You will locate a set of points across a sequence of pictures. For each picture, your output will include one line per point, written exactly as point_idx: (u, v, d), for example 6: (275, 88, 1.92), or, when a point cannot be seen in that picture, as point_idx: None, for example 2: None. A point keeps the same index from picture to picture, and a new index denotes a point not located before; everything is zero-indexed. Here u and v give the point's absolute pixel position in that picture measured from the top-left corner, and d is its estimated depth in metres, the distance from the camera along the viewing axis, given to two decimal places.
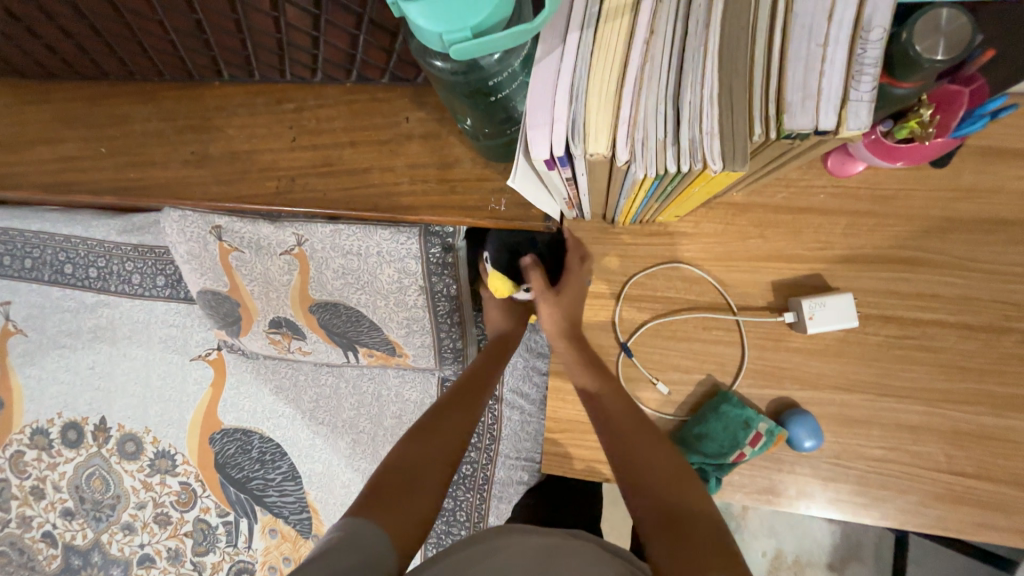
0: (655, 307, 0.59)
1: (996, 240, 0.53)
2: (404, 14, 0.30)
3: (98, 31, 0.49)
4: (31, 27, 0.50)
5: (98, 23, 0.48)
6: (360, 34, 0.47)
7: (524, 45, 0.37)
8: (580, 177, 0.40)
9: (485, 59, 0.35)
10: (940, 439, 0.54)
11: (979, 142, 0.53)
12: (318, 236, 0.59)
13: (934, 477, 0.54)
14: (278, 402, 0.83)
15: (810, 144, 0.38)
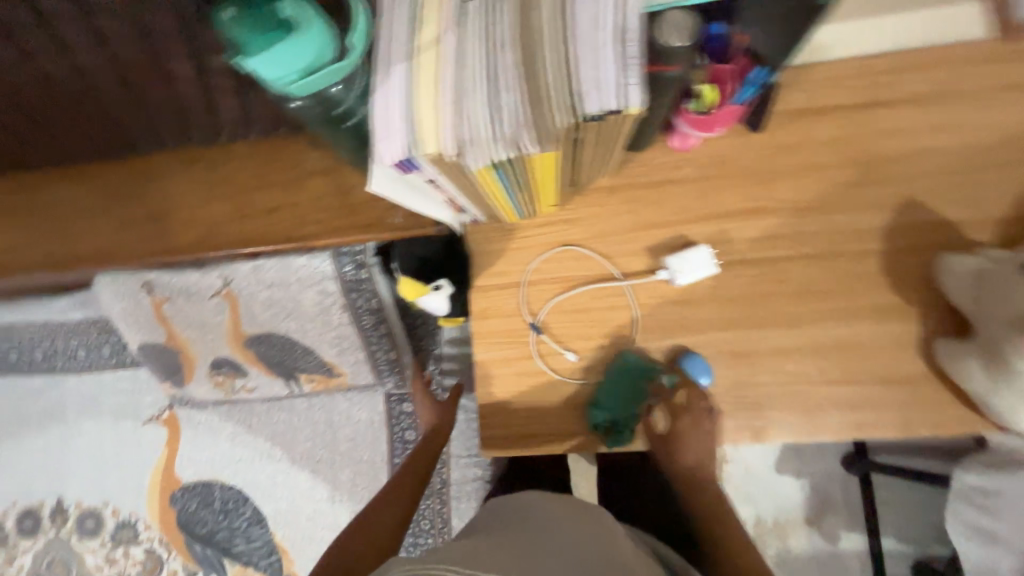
0: (554, 287, 0.67)
1: (816, 181, 0.64)
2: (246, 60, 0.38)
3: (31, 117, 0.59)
4: None
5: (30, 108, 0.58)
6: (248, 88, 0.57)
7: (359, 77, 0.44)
8: (436, 178, 0.47)
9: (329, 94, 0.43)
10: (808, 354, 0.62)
11: (781, 108, 0.65)
12: (241, 274, 0.64)
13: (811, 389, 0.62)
14: (234, 449, 0.85)
15: (616, 126, 0.48)
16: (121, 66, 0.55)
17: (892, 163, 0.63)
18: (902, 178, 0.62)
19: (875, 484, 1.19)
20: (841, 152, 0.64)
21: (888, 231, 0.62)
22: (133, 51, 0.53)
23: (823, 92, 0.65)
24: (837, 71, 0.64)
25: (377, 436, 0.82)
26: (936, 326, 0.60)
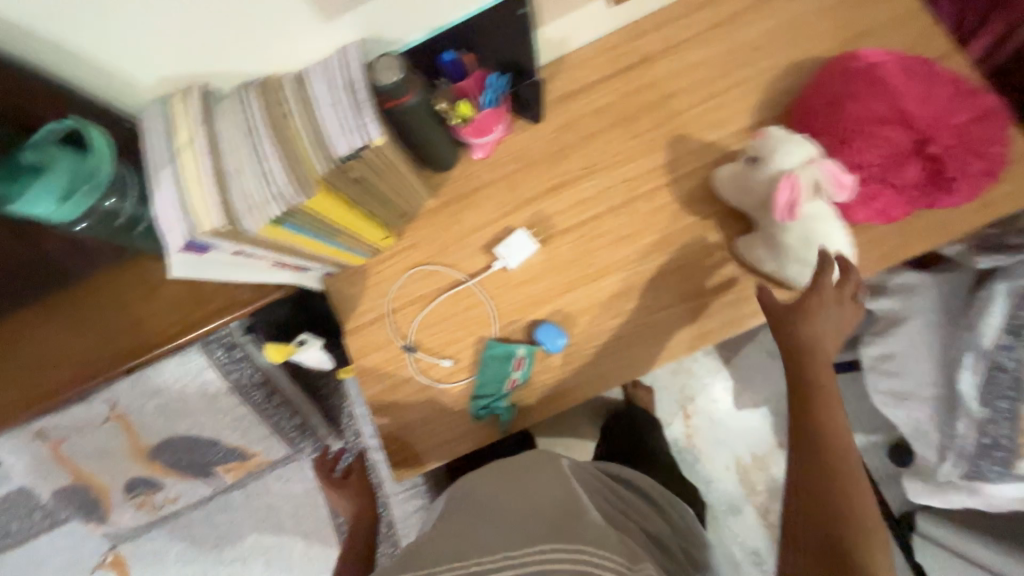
0: (415, 307, 0.73)
1: (599, 146, 0.73)
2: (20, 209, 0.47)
3: None
4: None
5: None
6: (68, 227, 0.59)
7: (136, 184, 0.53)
8: (235, 249, 0.53)
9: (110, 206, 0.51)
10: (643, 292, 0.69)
11: (551, 97, 0.75)
12: (123, 392, 0.67)
13: (654, 319, 0.68)
14: (187, 566, 0.86)
15: (383, 160, 0.58)
16: None
17: (655, 111, 0.73)
18: (666, 120, 0.72)
19: None
20: (613, 116, 0.74)
21: (670, 166, 0.71)
22: None
23: (581, 74, 0.75)
24: (587, 55, 0.75)
25: (315, 503, 0.86)
26: (734, 230, 0.68)
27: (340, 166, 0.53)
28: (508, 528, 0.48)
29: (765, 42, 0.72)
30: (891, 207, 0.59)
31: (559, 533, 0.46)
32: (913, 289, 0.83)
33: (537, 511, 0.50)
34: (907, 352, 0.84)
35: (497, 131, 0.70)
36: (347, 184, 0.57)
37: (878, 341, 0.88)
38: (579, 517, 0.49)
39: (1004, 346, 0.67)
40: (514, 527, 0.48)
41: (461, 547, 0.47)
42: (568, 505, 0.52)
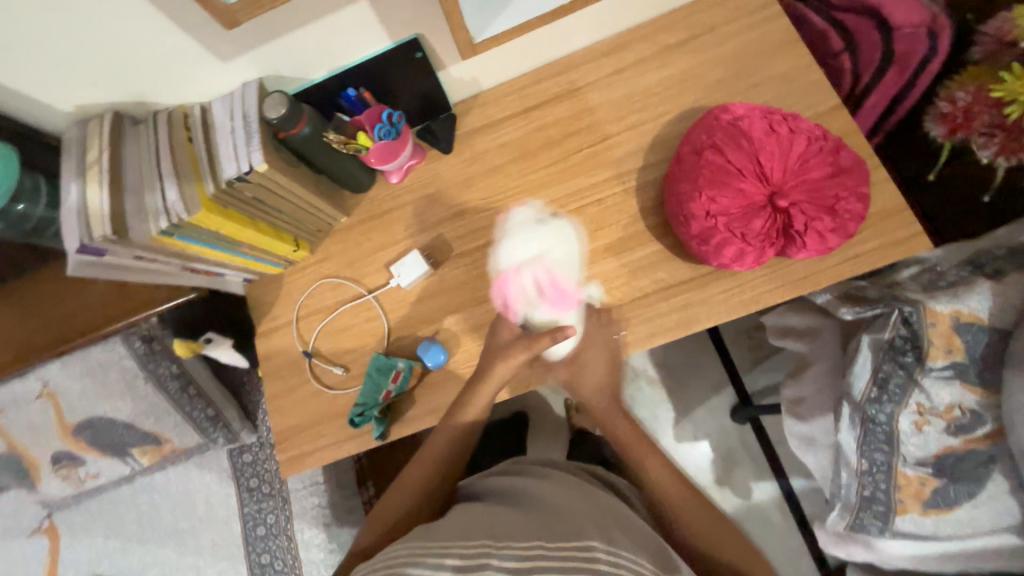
0: (320, 316, 0.79)
1: (499, 178, 0.78)
2: None
3: None
4: None
5: None
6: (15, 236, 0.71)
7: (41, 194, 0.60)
8: (132, 255, 0.61)
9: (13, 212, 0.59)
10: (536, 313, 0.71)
11: (463, 131, 0.80)
12: (54, 372, 0.76)
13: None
14: (108, 540, 0.93)
15: (275, 185, 0.64)
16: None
17: (555, 148, 0.78)
18: (564, 158, 0.77)
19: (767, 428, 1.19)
20: (516, 151, 0.79)
21: (561, 201, 0.76)
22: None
23: (493, 111, 0.80)
24: (500, 93, 0.81)
25: (227, 491, 0.93)
26: (612, 266, 0.72)
27: (230, 187, 0.60)
28: (529, 526, 0.54)
29: (661, 91, 0.76)
30: (745, 254, 0.62)
31: (576, 537, 0.53)
32: (817, 334, 0.84)
33: (553, 516, 0.57)
34: (813, 397, 0.83)
35: (405, 158, 0.76)
36: (243, 203, 0.63)
37: (791, 384, 0.87)
38: (593, 523, 0.57)
39: (874, 399, 0.68)
40: (535, 527, 0.54)
41: (489, 535, 0.52)
42: (578, 514, 0.58)
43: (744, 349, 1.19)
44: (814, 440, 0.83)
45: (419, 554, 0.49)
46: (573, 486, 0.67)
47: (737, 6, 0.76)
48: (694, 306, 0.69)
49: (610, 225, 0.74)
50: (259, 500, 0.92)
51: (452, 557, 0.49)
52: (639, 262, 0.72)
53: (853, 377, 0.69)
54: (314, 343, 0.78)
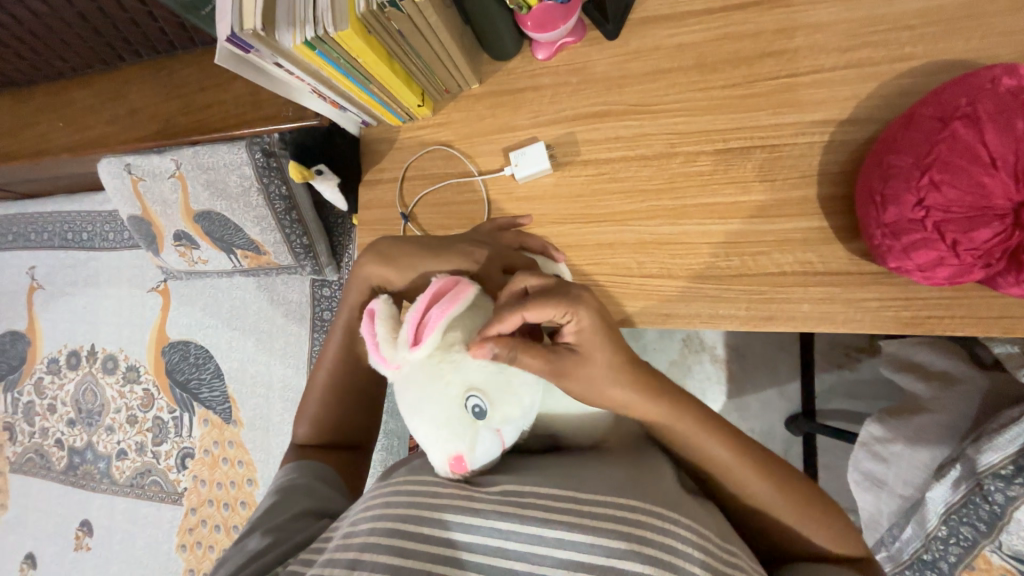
0: (425, 183, 0.76)
1: (660, 86, 0.66)
2: None
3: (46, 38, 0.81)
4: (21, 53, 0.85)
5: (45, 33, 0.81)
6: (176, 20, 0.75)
7: None
8: (273, 59, 0.58)
9: None
10: (525, 242, 0.67)
11: (639, 16, 0.67)
12: (186, 157, 0.82)
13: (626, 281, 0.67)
14: (205, 317, 1.08)
15: (425, 23, 0.57)
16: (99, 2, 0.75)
17: (741, 66, 0.63)
18: (749, 81, 0.63)
19: (821, 448, 1.09)
20: (692, 57, 0.65)
21: (722, 134, 0.63)
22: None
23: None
24: None
25: (305, 313, 1.02)
26: (753, 227, 0.62)
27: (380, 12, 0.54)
28: (569, 473, 0.45)
29: (919, 25, 0.57)
30: (941, 266, 0.50)
31: (630, 492, 0.43)
32: (953, 382, 0.71)
33: (603, 464, 0.47)
34: (907, 447, 0.72)
35: (562, 32, 0.65)
36: (386, 33, 0.58)
37: (885, 420, 0.76)
38: (628, 474, 0.46)
39: (1002, 476, 0.59)
40: (576, 473, 0.44)
41: (524, 475, 0.44)
42: (631, 463, 0.48)
43: (835, 365, 1.06)
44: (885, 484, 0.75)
45: (442, 495, 0.42)
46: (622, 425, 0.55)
47: None
48: (834, 303, 0.59)
49: (772, 180, 0.62)
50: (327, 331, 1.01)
51: (478, 499, 0.41)
52: (788, 233, 0.61)
53: (989, 448, 0.60)
54: (412, 208, 0.76)
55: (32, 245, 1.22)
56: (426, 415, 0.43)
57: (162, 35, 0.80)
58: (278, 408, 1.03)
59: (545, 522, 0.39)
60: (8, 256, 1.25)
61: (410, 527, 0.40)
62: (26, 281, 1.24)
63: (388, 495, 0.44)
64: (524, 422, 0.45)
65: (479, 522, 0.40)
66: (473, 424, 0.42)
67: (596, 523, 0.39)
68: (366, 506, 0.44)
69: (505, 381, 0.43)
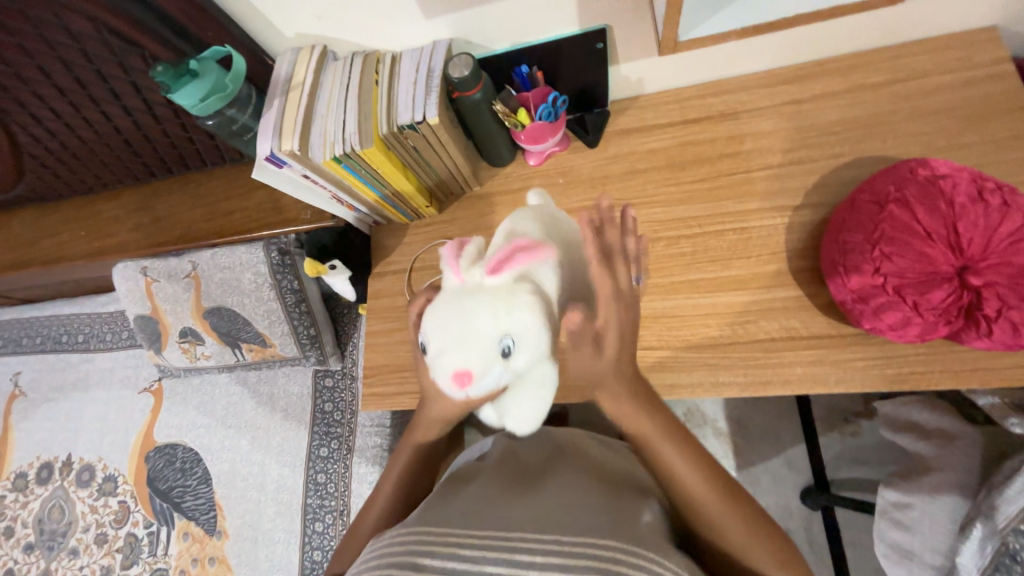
0: (431, 273, 0.82)
1: (637, 183, 0.77)
2: (171, 98, 0.63)
3: (79, 158, 0.87)
4: (56, 172, 0.90)
5: (80, 154, 0.87)
6: (214, 141, 0.84)
7: (251, 103, 0.69)
8: (302, 172, 0.67)
9: (230, 111, 0.67)
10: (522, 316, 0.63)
11: (615, 129, 0.79)
12: (204, 259, 0.89)
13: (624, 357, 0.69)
14: (198, 416, 1.05)
15: (437, 140, 0.67)
16: (141, 129, 0.82)
17: (705, 165, 0.74)
18: (713, 176, 0.74)
19: (841, 524, 1.04)
20: (663, 159, 0.76)
21: (696, 220, 0.73)
22: (146, 117, 0.80)
23: (650, 115, 0.78)
24: (662, 98, 0.79)
25: (304, 405, 1.00)
26: (737, 300, 0.68)
27: (400, 132, 0.64)
28: (552, 518, 0.47)
29: (841, 131, 0.70)
30: (909, 325, 0.55)
31: (612, 535, 0.45)
32: (952, 439, 0.73)
33: (585, 510, 0.49)
34: (925, 511, 0.72)
35: (551, 144, 0.76)
36: (402, 148, 0.67)
37: (897, 483, 0.77)
38: (604, 516, 0.48)
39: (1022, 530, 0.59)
40: (558, 518, 0.47)
41: (510, 521, 0.46)
42: (612, 511, 0.50)
43: (836, 432, 1.07)
44: (913, 555, 0.73)
45: (435, 543, 0.44)
46: (598, 479, 0.58)
47: (956, 58, 0.69)
48: (823, 366, 0.64)
49: (747, 258, 0.69)
50: (327, 423, 0.98)
51: (468, 546, 0.43)
52: (770, 303, 0.67)
53: (1002, 500, 0.61)
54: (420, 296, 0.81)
55: (22, 350, 1.20)
56: (456, 337, 0.49)
57: (197, 155, 0.88)
58: (270, 512, 0.96)
59: (530, 564, 0.41)
60: None
61: (403, 572, 0.42)
62: (7, 388, 1.19)
63: (383, 548, 0.45)
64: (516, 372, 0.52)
65: (468, 567, 0.41)
66: (489, 360, 0.49)
67: (578, 565, 0.41)
68: (364, 559, 0.46)
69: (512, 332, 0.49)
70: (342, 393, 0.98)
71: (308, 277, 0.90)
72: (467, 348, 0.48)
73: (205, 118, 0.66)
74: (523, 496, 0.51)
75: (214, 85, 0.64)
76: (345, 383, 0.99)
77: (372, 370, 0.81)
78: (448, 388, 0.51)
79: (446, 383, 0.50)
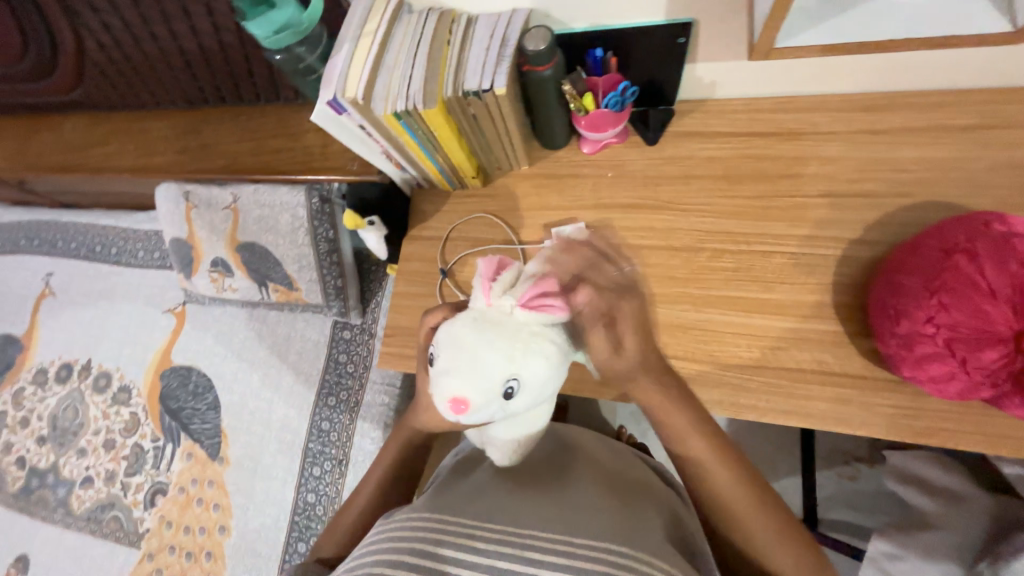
0: (465, 245, 0.81)
1: (691, 189, 0.75)
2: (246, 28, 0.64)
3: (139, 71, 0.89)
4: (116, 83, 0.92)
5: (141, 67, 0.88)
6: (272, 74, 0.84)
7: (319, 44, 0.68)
8: (359, 121, 0.66)
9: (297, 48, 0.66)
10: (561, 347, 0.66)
11: (677, 130, 0.77)
12: (246, 193, 0.90)
13: None
14: (215, 345, 1.07)
15: (499, 112, 0.66)
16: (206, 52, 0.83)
17: (763, 182, 0.72)
18: (769, 195, 0.71)
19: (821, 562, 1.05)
20: (721, 168, 0.74)
21: (744, 237, 0.71)
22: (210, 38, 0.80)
23: (714, 121, 0.76)
24: (731, 106, 0.76)
25: (318, 352, 1.01)
26: (772, 324, 0.67)
27: (464, 98, 0.63)
28: (561, 517, 0.47)
29: (913, 170, 0.68)
30: (951, 380, 0.54)
31: (620, 538, 0.45)
32: (959, 500, 0.72)
33: (593, 511, 0.49)
34: (917, 566, 0.72)
35: (610, 134, 0.75)
36: (462, 114, 0.66)
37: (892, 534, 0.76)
38: (612, 518, 0.49)
39: None
40: (565, 520, 0.47)
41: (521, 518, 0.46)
42: (619, 514, 0.50)
43: (835, 473, 1.06)
44: None
45: (447, 534, 0.44)
46: (602, 479, 0.58)
47: None
48: (848, 405, 0.63)
49: (790, 283, 0.68)
50: (339, 374, 0.99)
51: (479, 538, 0.43)
52: (805, 333, 0.66)
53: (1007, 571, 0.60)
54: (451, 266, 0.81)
55: (57, 253, 1.23)
56: (461, 360, 0.47)
57: (253, 87, 0.87)
58: (271, 449, 0.99)
59: (542, 562, 0.41)
60: (27, 261, 1.26)
61: (415, 560, 0.42)
62: (38, 286, 1.23)
63: (394, 534, 0.45)
64: (512, 408, 0.50)
65: (479, 560, 0.41)
66: (495, 395, 0.47)
67: (587, 564, 0.41)
68: (370, 543, 0.46)
69: (518, 366, 0.47)
70: (357, 348, 0.99)
71: (343, 229, 0.91)
72: (475, 376, 0.46)
73: (272, 51, 0.65)
74: (532, 492, 0.52)
75: (289, 19, 0.63)
76: (361, 339, 1.00)
77: (392, 330, 0.81)
78: (440, 406, 0.49)
79: (442, 405, 0.48)
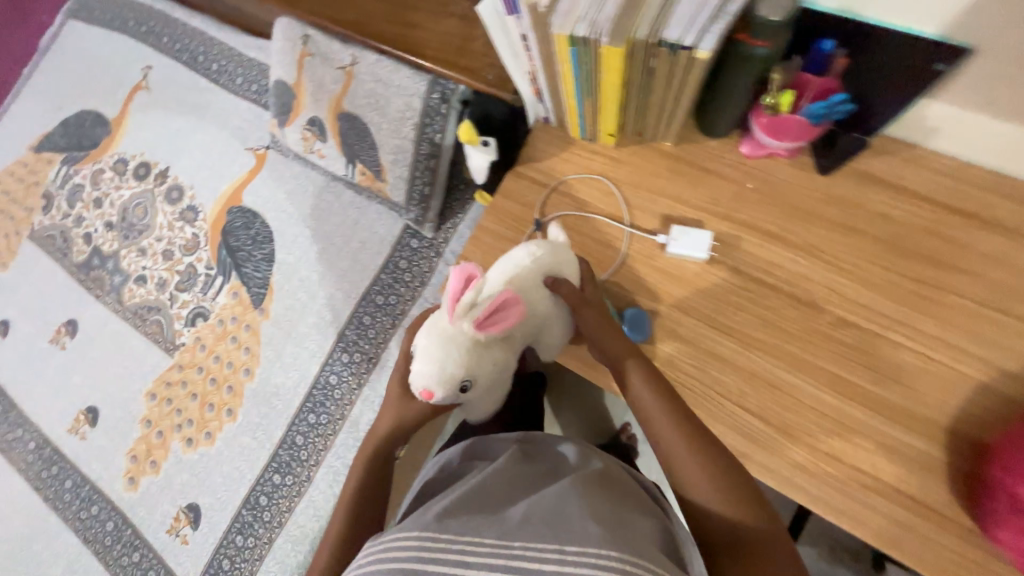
0: (570, 205, 0.73)
1: (844, 240, 0.64)
2: None
3: None
4: None
5: None
6: None
7: None
8: (526, 28, 0.57)
9: None
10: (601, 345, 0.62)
11: (859, 168, 0.65)
12: (367, 61, 0.84)
13: (703, 374, 0.64)
14: (284, 200, 1.06)
15: (683, 78, 0.56)
16: None
17: (930, 265, 0.62)
18: (930, 282, 0.61)
19: None
20: (889, 230, 0.63)
21: (877, 316, 0.62)
22: None
23: (907, 175, 0.64)
24: (933, 164, 0.64)
25: (382, 247, 1.00)
26: (864, 419, 0.60)
27: (655, 48, 0.52)
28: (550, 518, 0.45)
29: None
30: None
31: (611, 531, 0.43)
32: None
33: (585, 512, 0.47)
34: None
35: (784, 146, 0.64)
36: (641, 65, 0.56)
37: None
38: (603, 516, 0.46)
39: None
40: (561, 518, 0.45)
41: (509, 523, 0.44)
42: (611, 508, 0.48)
43: (823, 559, 1.03)
44: None
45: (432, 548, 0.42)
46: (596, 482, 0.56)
47: None
48: (907, 531, 0.57)
49: (905, 386, 0.60)
50: (394, 277, 0.98)
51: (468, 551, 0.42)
52: (895, 442, 0.59)
53: None
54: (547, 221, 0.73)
55: (160, 48, 1.20)
56: (428, 359, 0.57)
57: None
58: (309, 320, 1.01)
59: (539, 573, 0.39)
60: (131, 45, 1.23)
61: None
62: (136, 76, 1.22)
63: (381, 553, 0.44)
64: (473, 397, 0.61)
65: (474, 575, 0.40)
66: (450, 390, 0.58)
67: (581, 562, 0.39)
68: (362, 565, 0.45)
69: (471, 363, 0.58)
70: (419, 261, 0.97)
71: (450, 136, 0.84)
72: (435, 375, 0.57)
73: None
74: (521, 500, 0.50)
75: None
76: (425, 253, 0.97)
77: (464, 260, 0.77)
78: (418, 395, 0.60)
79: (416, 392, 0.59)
